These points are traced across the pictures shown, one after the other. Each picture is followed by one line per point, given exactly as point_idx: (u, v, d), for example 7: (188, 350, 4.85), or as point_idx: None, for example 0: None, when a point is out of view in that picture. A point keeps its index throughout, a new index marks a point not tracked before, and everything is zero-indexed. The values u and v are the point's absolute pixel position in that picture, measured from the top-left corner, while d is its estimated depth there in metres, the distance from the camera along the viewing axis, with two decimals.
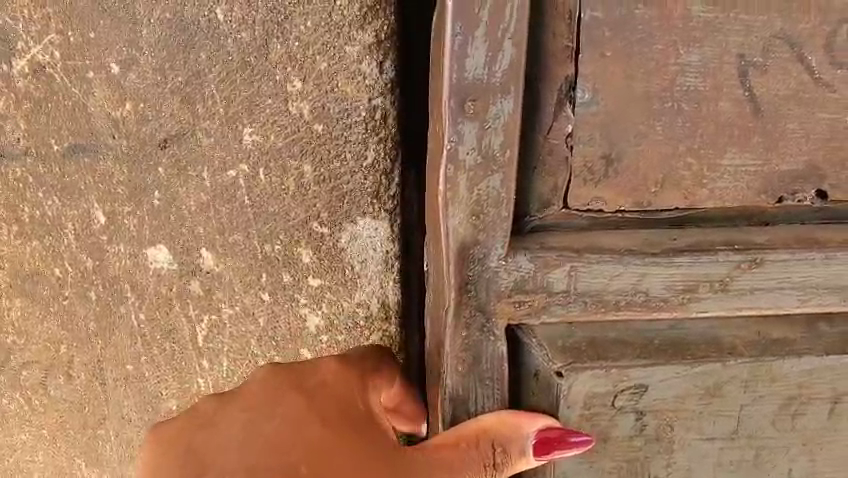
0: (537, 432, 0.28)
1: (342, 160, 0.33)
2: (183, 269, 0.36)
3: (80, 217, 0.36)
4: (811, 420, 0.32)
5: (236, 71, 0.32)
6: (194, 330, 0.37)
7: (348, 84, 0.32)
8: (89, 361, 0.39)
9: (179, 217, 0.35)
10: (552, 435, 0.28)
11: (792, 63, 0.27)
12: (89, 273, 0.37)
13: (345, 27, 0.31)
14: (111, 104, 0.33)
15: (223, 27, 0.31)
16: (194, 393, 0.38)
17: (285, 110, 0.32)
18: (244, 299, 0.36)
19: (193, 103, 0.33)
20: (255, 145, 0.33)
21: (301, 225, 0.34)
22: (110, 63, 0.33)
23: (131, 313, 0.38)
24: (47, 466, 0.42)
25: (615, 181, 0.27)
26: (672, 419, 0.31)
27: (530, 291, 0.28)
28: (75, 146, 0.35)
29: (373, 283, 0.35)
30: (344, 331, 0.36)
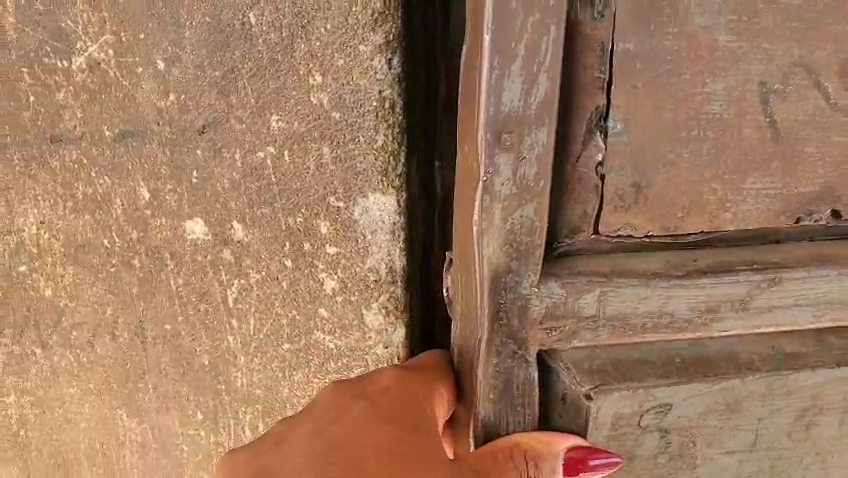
0: (568, 451, 0.27)
1: (356, 142, 0.34)
2: (217, 240, 0.37)
3: (126, 193, 0.37)
4: (823, 429, 0.33)
5: (265, 68, 0.33)
6: (225, 292, 0.38)
7: (361, 77, 0.33)
8: (130, 320, 0.40)
9: (213, 193, 0.36)
10: (581, 454, 0.28)
11: (809, 89, 0.27)
12: (133, 245, 0.38)
13: (358, 29, 0.32)
14: (157, 95, 0.35)
15: (255, 28, 0.33)
16: (225, 350, 0.40)
17: (306, 100, 0.34)
18: (269, 265, 0.37)
19: (227, 95, 0.34)
20: (280, 131, 0.34)
21: (319, 200, 0.35)
22: (157, 60, 0.34)
23: (171, 279, 0.39)
24: (92, 417, 0.43)
25: (643, 208, 0.27)
26: (694, 435, 0.31)
27: (561, 317, 0.28)
28: (126, 132, 0.36)
29: (381, 252, 0.35)
30: (358, 292, 0.36)
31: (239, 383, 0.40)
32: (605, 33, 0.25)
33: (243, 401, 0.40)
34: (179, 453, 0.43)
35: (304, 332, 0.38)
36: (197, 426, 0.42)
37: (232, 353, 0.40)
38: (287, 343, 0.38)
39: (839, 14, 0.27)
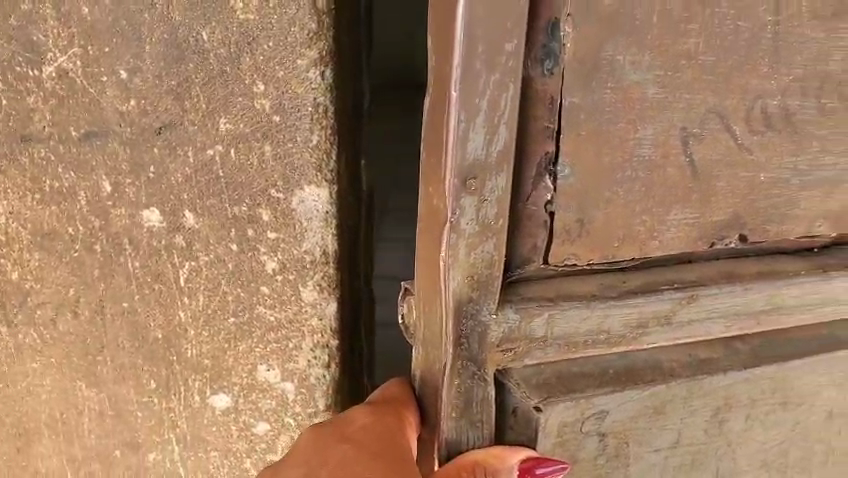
0: (519, 462, 0.30)
1: (293, 142, 0.39)
2: (169, 227, 0.41)
3: (90, 187, 0.41)
4: (733, 424, 0.38)
5: (215, 78, 0.38)
6: (178, 272, 0.42)
7: (298, 85, 0.38)
8: (89, 299, 0.43)
9: (169, 187, 0.40)
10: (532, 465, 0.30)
11: (720, 131, 0.32)
12: (95, 232, 0.41)
13: (296, 46, 0.37)
14: (119, 100, 0.39)
15: (207, 44, 0.37)
16: (176, 324, 0.43)
17: (251, 106, 0.38)
18: (218, 249, 0.41)
19: (183, 100, 0.39)
20: (228, 132, 0.39)
21: (261, 193, 0.40)
22: (120, 70, 0.38)
23: (127, 262, 0.42)
24: (53, 390, 0.45)
25: (584, 240, 0.31)
26: (628, 437, 0.35)
27: (514, 339, 0.31)
28: (89, 133, 0.40)
29: (314, 236, 0.41)
30: (296, 272, 0.41)
31: (188, 358, 0.44)
32: (554, 87, 0.28)
33: (194, 370, 0.44)
34: (134, 420, 0.46)
35: (246, 307, 0.42)
36: (149, 395, 0.45)
37: (182, 327, 0.43)
38: (233, 316, 0.43)
39: (741, 69, 0.32)
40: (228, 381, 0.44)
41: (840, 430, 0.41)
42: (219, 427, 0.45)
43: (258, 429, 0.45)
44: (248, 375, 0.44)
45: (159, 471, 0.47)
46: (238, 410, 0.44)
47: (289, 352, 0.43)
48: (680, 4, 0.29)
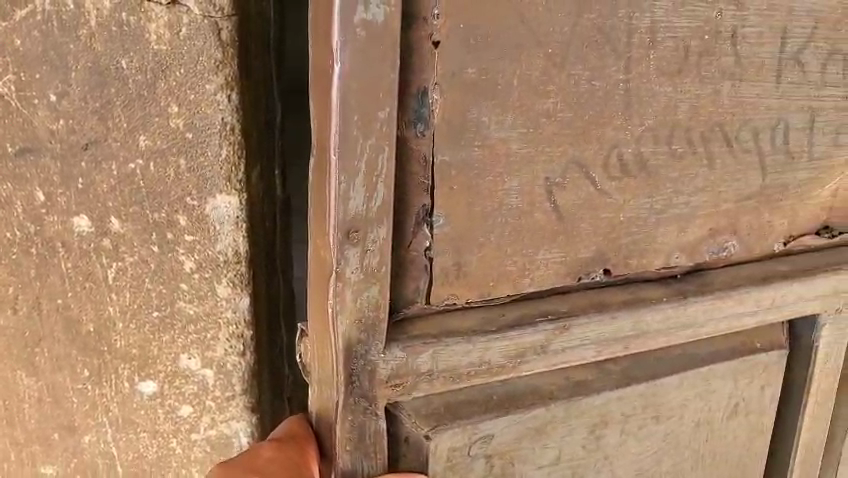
0: None
1: (204, 157, 0.38)
2: (97, 231, 0.39)
3: (24, 196, 0.39)
4: (608, 439, 0.41)
5: (133, 100, 0.37)
6: (106, 271, 0.40)
7: (205, 104, 0.37)
8: (25, 299, 0.41)
9: (97, 196, 0.39)
10: None
11: (581, 177, 0.36)
12: (30, 237, 0.40)
13: (203, 70, 0.37)
14: (50, 121, 0.38)
15: (125, 70, 0.37)
16: (107, 318, 0.41)
17: (166, 124, 0.37)
18: (141, 251, 0.40)
19: (109, 120, 0.37)
20: (147, 147, 0.38)
21: (176, 201, 0.39)
22: (50, 93, 0.37)
23: (59, 265, 0.40)
24: None
25: (461, 282, 0.34)
26: (512, 456, 0.38)
27: (402, 375, 0.34)
28: (23, 148, 0.38)
29: (227, 240, 0.40)
30: (212, 271, 0.40)
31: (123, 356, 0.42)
32: (427, 147, 0.32)
33: (122, 359, 0.42)
34: (70, 404, 0.43)
35: (167, 301, 0.41)
36: (84, 383, 0.43)
37: (111, 320, 0.41)
38: (155, 310, 0.41)
39: (598, 123, 0.36)
40: (155, 367, 0.42)
41: (705, 438, 0.46)
42: (147, 414, 0.43)
43: (182, 412, 0.43)
44: (172, 362, 0.42)
45: (95, 455, 0.44)
46: (164, 395, 0.42)
47: (207, 342, 0.41)
48: (538, 69, 0.33)
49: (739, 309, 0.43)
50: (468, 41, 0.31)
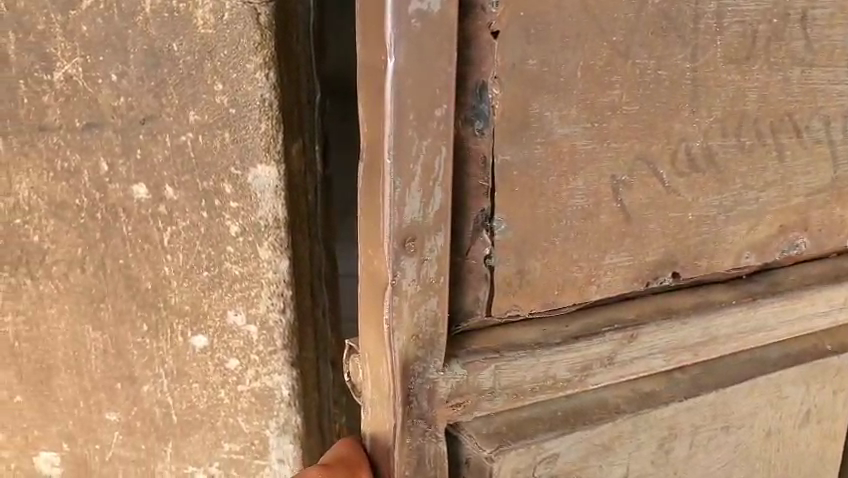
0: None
1: (246, 131, 0.38)
2: (152, 197, 0.39)
3: (91, 166, 0.39)
4: (677, 452, 0.39)
5: (182, 79, 0.37)
6: (161, 235, 0.40)
7: (246, 83, 0.37)
8: (92, 259, 0.41)
9: (154, 165, 0.39)
10: None
11: (649, 176, 0.33)
12: (95, 203, 0.40)
13: (245, 49, 0.37)
14: (113, 100, 0.38)
15: (175, 51, 0.37)
16: (162, 274, 0.41)
17: (210, 100, 0.38)
18: (192, 217, 0.40)
19: (164, 98, 0.38)
20: (197, 123, 0.38)
21: (222, 170, 0.39)
22: (112, 74, 0.37)
23: (120, 230, 0.40)
24: (67, 332, 0.42)
25: (524, 292, 0.32)
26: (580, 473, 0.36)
27: (462, 395, 0.31)
28: (89, 123, 0.38)
29: (266, 206, 0.40)
30: (254, 234, 0.40)
31: (182, 318, 0.42)
32: (486, 146, 0.30)
33: (177, 315, 0.42)
34: (132, 356, 0.42)
35: (215, 262, 0.41)
36: (143, 337, 0.42)
37: (167, 278, 0.41)
38: (206, 270, 0.41)
39: (665, 115, 0.33)
40: (205, 323, 0.42)
41: (776, 447, 0.43)
42: (200, 369, 0.43)
43: (230, 364, 0.43)
44: (220, 318, 0.42)
45: (153, 403, 0.43)
46: (215, 348, 0.42)
47: (251, 299, 0.41)
48: (603, 59, 0.31)
49: (810, 310, 0.40)
50: (529, 30, 0.29)
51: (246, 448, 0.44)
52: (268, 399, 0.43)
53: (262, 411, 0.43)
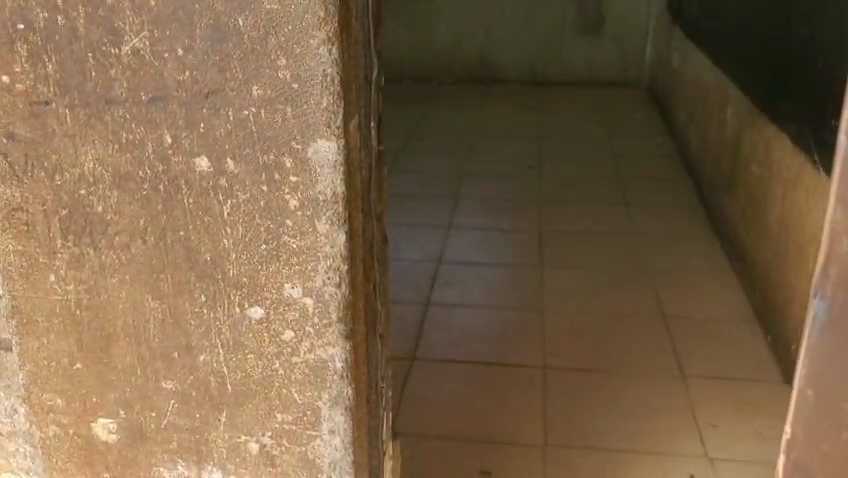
0: None
1: (306, 94, 0.98)
2: (213, 168, 1.03)
3: (153, 138, 1.03)
4: None
5: (252, 54, 0.97)
6: (224, 207, 1.05)
7: (307, 56, 0.96)
8: (138, 209, 1.06)
9: (212, 136, 1.01)
10: None
11: None
12: (158, 176, 1.04)
13: (308, 30, 0.95)
14: (177, 72, 0.99)
15: (246, 30, 0.96)
16: (221, 246, 1.07)
17: (276, 73, 0.97)
18: (253, 191, 1.03)
19: (225, 71, 0.98)
20: (260, 94, 0.98)
21: (286, 144, 1.00)
22: (178, 49, 0.98)
23: (181, 182, 1.04)
24: (143, 260, 1.09)
25: None
26: None
27: None
28: (153, 96, 1.01)
29: (328, 180, 1.02)
30: (312, 209, 1.03)
31: (232, 254, 1.07)
32: None
33: (235, 286, 1.09)
34: (186, 322, 1.12)
35: (274, 239, 1.05)
36: (200, 304, 1.11)
37: (228, 249, 1.07)
38: (264, 244, 1.06)
39: None
40: (261, 299, 1.09)
41: None
42: (253, 324, 1.10)
43: (284, 336, 1.10)
44: (278, 291, 1.08)
45: (208, 373, 1.14)
46: (267, 322, 1.10)
47: (307, 272, 1.06)
48: None
49: None
50: None
51: (298, 419, 1.15)
52: (324, 372, 1.11)
53: (319, 378, 1.12)
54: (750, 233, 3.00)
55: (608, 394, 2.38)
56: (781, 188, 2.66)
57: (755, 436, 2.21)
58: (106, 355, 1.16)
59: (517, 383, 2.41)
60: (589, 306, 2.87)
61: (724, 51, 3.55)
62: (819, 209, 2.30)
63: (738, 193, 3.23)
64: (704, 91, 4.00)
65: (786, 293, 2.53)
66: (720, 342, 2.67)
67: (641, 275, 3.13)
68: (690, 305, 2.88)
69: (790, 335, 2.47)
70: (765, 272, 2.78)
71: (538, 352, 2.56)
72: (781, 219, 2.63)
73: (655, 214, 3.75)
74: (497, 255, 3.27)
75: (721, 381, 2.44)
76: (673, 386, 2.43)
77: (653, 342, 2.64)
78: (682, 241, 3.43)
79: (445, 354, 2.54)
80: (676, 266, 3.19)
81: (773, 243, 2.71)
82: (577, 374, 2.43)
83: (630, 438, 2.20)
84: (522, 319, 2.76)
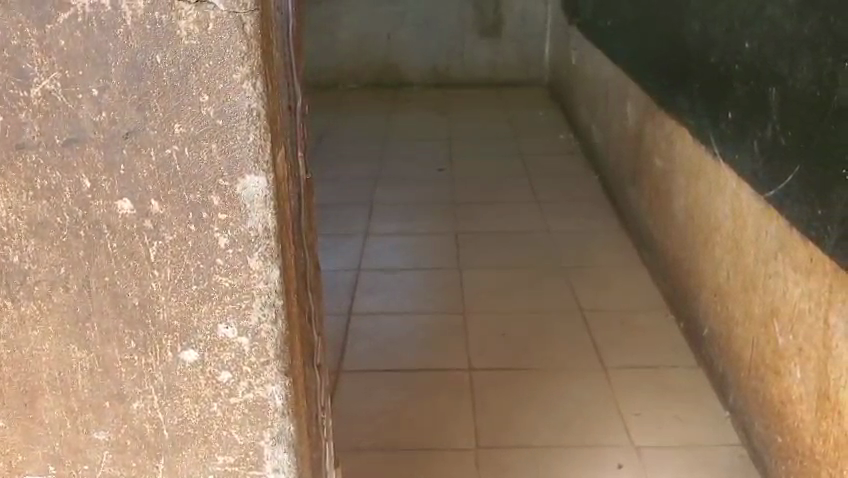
0: None
1: (231, 131, 1.04)
2: (135, 211, 1.08)
3: (71, 183, 1.07)
4: None
5: (172, 91, 1.02)
6: (151, 250, 1.10)
7: (230, 91, 1.02)
8: (59, 256, 1.11)
9: (133, 178, 1.07)
10: None
11: None
12: (79, 221, 1.09)
13: (232, 65, 1.01)
14: (93, 113, 1.04)
15: (164, 67, 1.01)
16: (149, 289, 1.12)
17: (199, 109, 1.03)
18: (180, 231, 1.09)
19: (144, 110, 1.03)
20: (182, 132, 1.04)
21: (216, 181, 1.06)
22: (93, 89, 1.03)
23: (102, 228, 1.09)
24: (66, 303, 1.14)
25: None
26: None
27: None
28: (69, 139, 1.05)
29: (260, 217, 1.08)
30: (244, 245, 1.09)
31: (160, 298, 1.13)
32: None
33: (165, 328, 1.14)
34: (116, 367, 1.17)
35: (205, 279, 1.11)
36: (130, 345, 1.16)
37: (155, 292, 1.12)
38: (195, 284, 1.11)
39: None
40: (193, 341, 1.15)
41: None
42: (184, 371, 1.17)
43: (221, 377, 1.17)
44: (212, 332, 1.14)
45: (141, 422, 1.20)
46: (201, 363, 1.16)
47: (243, 309, 1.13)
48: None
49: None
50: None
51: (241, 461, 1.21)
52: (263, 410, 1.18)
53: (260, 417, 1.18)
54: (656, 221, 3.13)
55: (532, 390, 2.45)
56: (682, 177, 2.78)
57: (675, 420, 2.31)
58: (32, 409, 1.21)
59: (445, 387, 2.46)
60: (510, 304, 2.96)
61: (619, 49, 3.70)
62: (720, 196, 2.39)
63: (638, 184, 3.40)
64: (603, 85, 4.15)
65: (688, 273, 2.72)
66: (633, 328, 2.80)
67: (558, 269, 3.26)
68: (605, 298, 3.01)
69: (701, 317, 2.58)
70: (672, 260, 2.92)
71: (463, 355, 2.63)
72: (682, 208, 2.78)
73: (564, 210, 3.88)
74: (415, 260, 3.34)
75: (641, 369, 2.55)
76: (597, 378, 2.51)
77: (575, 336, 2.75)
78: (591, 237, 3.56)
79: (372, 364, 2.58)
80: (590, 260, 3.33)
81: (678, 230, 2.83)
82: (498, 375, 2.52)
83: (558, 433, 2.25)
84: (443, 322, 2.83)
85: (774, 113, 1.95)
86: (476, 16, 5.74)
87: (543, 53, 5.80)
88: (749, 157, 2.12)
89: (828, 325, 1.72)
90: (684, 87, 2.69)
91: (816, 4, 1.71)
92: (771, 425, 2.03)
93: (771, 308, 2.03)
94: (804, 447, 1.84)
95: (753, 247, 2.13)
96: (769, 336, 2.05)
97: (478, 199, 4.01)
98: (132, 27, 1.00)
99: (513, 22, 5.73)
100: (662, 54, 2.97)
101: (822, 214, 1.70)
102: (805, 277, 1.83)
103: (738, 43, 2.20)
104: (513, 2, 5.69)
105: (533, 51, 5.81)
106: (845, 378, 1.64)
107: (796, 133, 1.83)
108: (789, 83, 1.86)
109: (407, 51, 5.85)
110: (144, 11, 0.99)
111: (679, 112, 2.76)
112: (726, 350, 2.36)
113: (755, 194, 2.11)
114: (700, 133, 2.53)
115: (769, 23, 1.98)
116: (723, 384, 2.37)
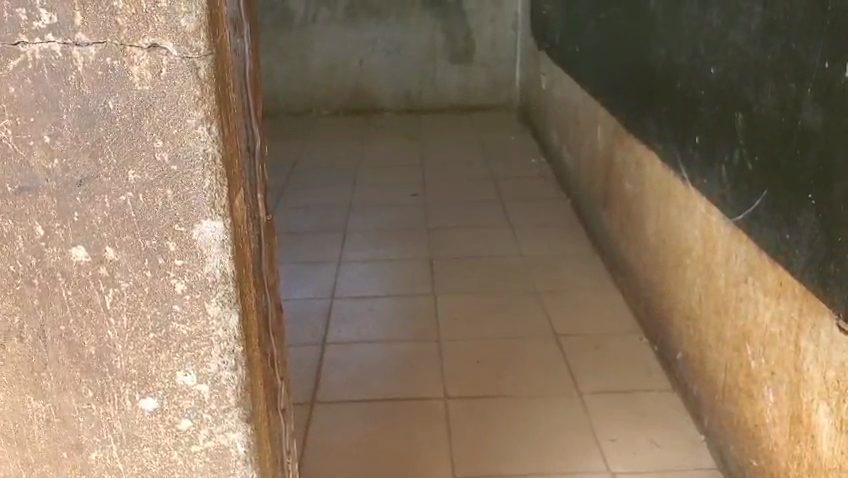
0: None
1: (185, 176, 1.07)
2: (89, 257, 1.11)
3: (23, 231, 1.10)
4: None
5: (124, 138, 1.06)
6: (106, 298, 1.13)
7: (185, 136, 1.06)
8: (12, 304, 1.14)
9: (87, 227, 1.10)
10: None
11: None
12: (32, 269, 1.12)
13: (187, 111, 1.05)
14: (45, 160, 1.07)
15: (115, 114, 1.05)
16: (107, 336, 1.15)
17: (153, 157, 1.06)
18: (136, 277, 1.12)
19: (98, 157, 1.07)
20: (135, 178, 1.07)
21: (172, 227, 1.09)
22: (44, 135, 1.06)
23: (56, 275, 1.12)
24: (19, 348, 1.17)
25: None
26: None
27: None
28: (21, 187, 1.08)
29: (217, 261, 1.11)
30: (201, 292, 1.13)
31: (116, 344, 1.16)
32: None
33: (122, 375, 1.18)
34: (71, 412, 1.20)
35: (163, 326, 1.15)
36: (85, 388, 1.18)
37: (111, 339, 1.15)
38: (153, 331, 1.15)
39: None
40: (151, 390, 1.18)
41: None
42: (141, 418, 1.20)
43: (182, 426, 1.20)
44: (171, 379, 1.17)
45: (101, 471, 1.24)
46: (160, 412, 1.19)
47: (202, 357, 1.16)
48: None
49: None
50: None
51: None
52: (226, 459, 1.22)
53: (223, 464, 1.22)
54: (628, 245, 3.12)
55: (509, 418, 2.41)
56: (652, 199, 2.77)
57: (650, 444, 2.28)
58: None
59: (419, 415, 2.42)
60: (484, 330, 2.93)
61: (588, 74, 3.70)
62: (691, 219, 2.36)
63: (610, 207, 3.39)
64: (574, 109, 4.14)
65: (660, 297, 2.70)
66: (608, 352, 2.78)
67: (531, 292, 3.24)
68: (580, 322, 2.99)
69: (674, 341, 2.55)
70: (645, 284, 2.90)
71: (437, 382, 2.59)
72: (653, 231, 2.77)
73: (538, 233, 3.87)
74: (388, 287, 3.29)
75: (616, 393, 2.52)
76: (572, 403, 2.48)
77: (548, 360, 2.73)
78: (565, 261, 3.53)
79: (344, 395, 2.53)
80: (564, 283, 3.31)
81: (650, 255, 2.82)
82: (473, 402, 2.48)
83: (538, 459, 2.22)
84: (416, 350, 2.79)
85: (740, 138, 1.93)
86: (446, 42, 5.76)
87: (513, 77, 5.81)
88: (716, 182, 2.11)
89: (800, 348, 1.70)
90: (653, 112, 2.68)
91: (777, 29, 1.72)
92: (747, 448, 2.01)
93: (743, 331, 2.01)
94: (780, 470, 1.82)
95: (725, 270, 2.11)
96: (741, 359, 2.03)
97: (452, 224, 3.99)
98: (83, 73, 1.03)
99: (483, 48, 5.75)
100: (630, 79, 2.97)
101: (788, 237, 1.69)
102: (776, 300, 1.81)
103: (703, 68, 2.20)
104: (483, 27, 5.72)
105: (504, 75, 5.82)
106: (817, 401, 1.63)
107: (761, 158, 1.83)
108: (754, 108, 1.85)
109: (379, 77, 5.85)
110: (95, 57, 1.03)
111: (648, 137, 2.76)
112: (700, 373, 2.34)
113: (722, 218, 2.10)
114: (668, 156, 2.53)
115: (733, 48, 1.98)
116: (696, 406, 2.36)
